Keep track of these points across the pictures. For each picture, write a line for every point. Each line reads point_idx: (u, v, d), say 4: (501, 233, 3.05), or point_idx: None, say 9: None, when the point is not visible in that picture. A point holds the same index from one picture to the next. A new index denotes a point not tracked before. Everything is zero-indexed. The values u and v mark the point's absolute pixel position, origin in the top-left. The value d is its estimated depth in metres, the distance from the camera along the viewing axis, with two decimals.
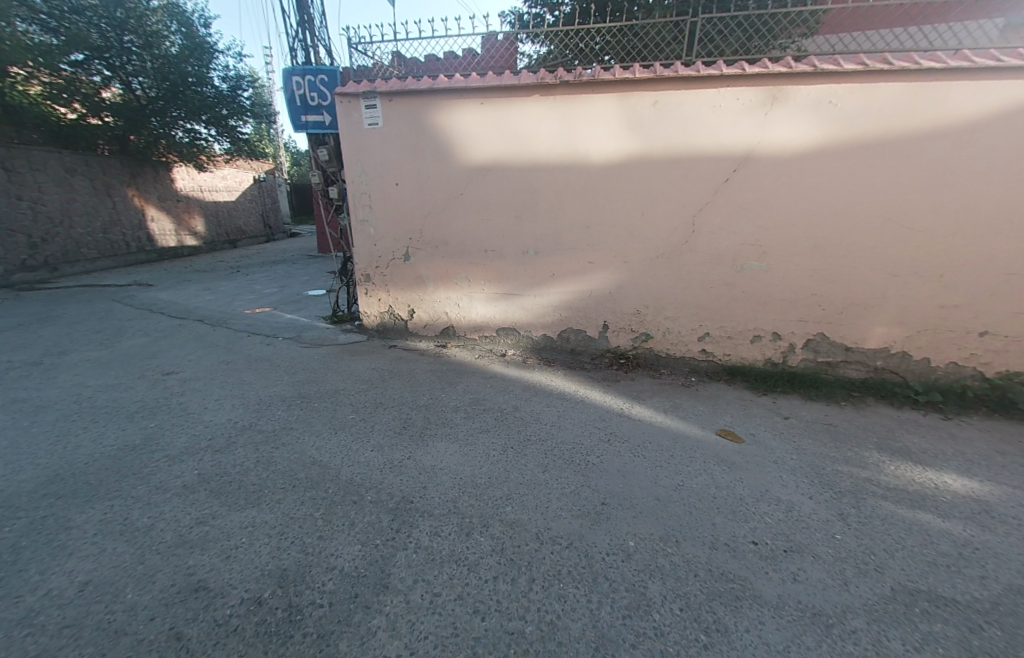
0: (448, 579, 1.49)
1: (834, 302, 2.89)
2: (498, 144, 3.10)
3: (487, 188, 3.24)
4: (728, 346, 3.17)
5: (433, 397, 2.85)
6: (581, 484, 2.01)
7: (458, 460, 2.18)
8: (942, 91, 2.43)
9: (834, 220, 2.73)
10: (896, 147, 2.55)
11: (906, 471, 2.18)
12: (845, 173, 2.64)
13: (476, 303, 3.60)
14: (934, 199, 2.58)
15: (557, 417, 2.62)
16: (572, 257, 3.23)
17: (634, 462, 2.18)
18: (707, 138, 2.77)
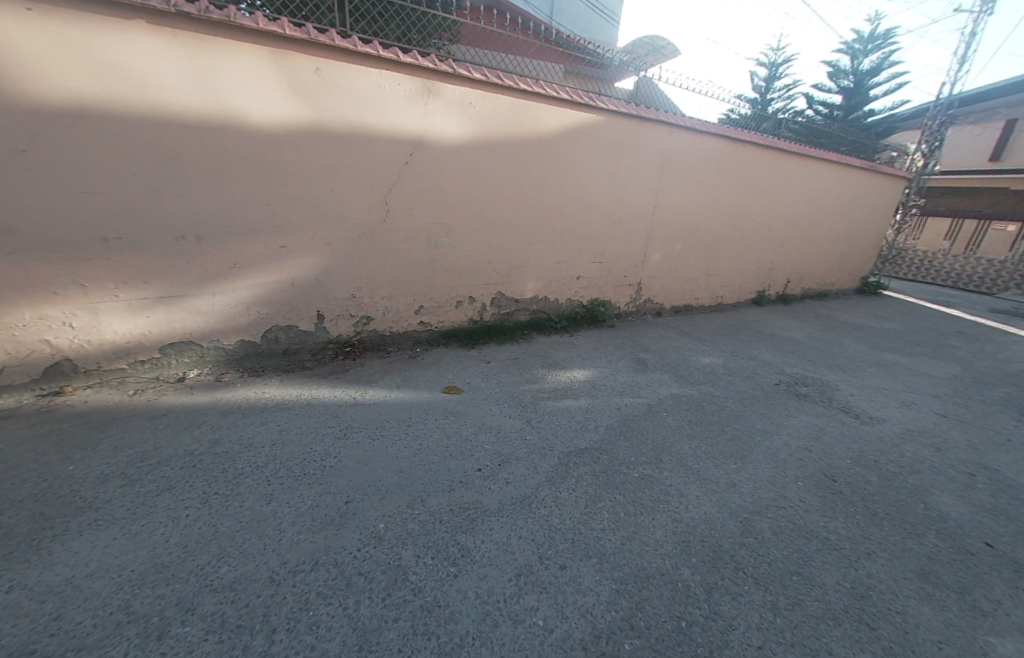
0: None
1: (504, 267, 3.75)
2: (76, 78, 2.07)
3: (77, 144, 2.16)
4: (440, 314, 3.58)
5: (44, 480, 1.80)
6: (318, 493, 1.83)
7: (121, 550, 1.50)
8: (534, 110, 3.42)
9: (491, 202, 3.47)
10: (516, 147, 3.45)
11: (557, 376, 3.20)
12: (491, 164, 3.37)
13: (106, 317, 2.45)
14: (543, 188, 3.70)
15: (277, 434, 2.23)
16: (254, 241, 2.69)
17: (373, 446, 2.18)
18: (381, 119, 2.84)
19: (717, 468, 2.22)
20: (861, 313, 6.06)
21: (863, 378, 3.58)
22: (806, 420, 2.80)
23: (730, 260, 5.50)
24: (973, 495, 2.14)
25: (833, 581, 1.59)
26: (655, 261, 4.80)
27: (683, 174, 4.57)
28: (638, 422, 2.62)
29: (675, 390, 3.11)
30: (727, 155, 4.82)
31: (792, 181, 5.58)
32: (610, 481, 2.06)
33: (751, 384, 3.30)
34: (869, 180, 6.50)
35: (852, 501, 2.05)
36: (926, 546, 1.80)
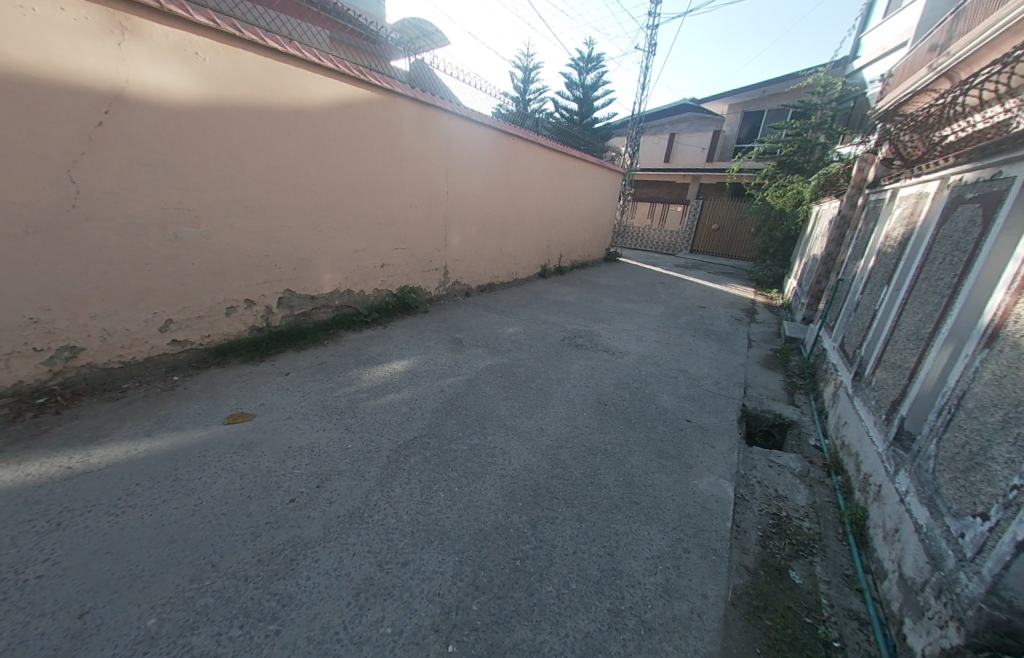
0: None
1: (286, 261, 3.26)
2: None
3: None
4: (204, 327, 2.85)
5: None
6: (18, 625, 1.21)
7: None
8: (292, 76, 2.95)
9: (252, 183, 2.89)
10: (277, 119, 2.93)
11: (373, 372, 3.01)
12: (243, 137, 2.77)
13: None
14: (321, 169, 3.30)
15: None
16: None
17: (118, 524, 1.57)
18: (26, 54, 1.91)
19: (529, 420, 2.57)
20: (610, 275, 7.98)
21: (616, 325, 4.76)
22: (585, 364, 3.53)
23: (518, 240, 6.29)
24: (678, 390, 3.18)
25: (613, 480, 2.10)
26: (455, 244, 5.03)
27: (468, 162, 4.87)
28: (460, 398, 2.75)
29: (489, 361, 3.39)
30: (502, 146, 5.38)
31: (553, 172, 6.71)
32: (441, 462, 2.11)
33: (546, 344, 3.92)
34: (602, 173, 8.46)
35: (616, 416, 2.73)
36: (660, 433, 2.57)
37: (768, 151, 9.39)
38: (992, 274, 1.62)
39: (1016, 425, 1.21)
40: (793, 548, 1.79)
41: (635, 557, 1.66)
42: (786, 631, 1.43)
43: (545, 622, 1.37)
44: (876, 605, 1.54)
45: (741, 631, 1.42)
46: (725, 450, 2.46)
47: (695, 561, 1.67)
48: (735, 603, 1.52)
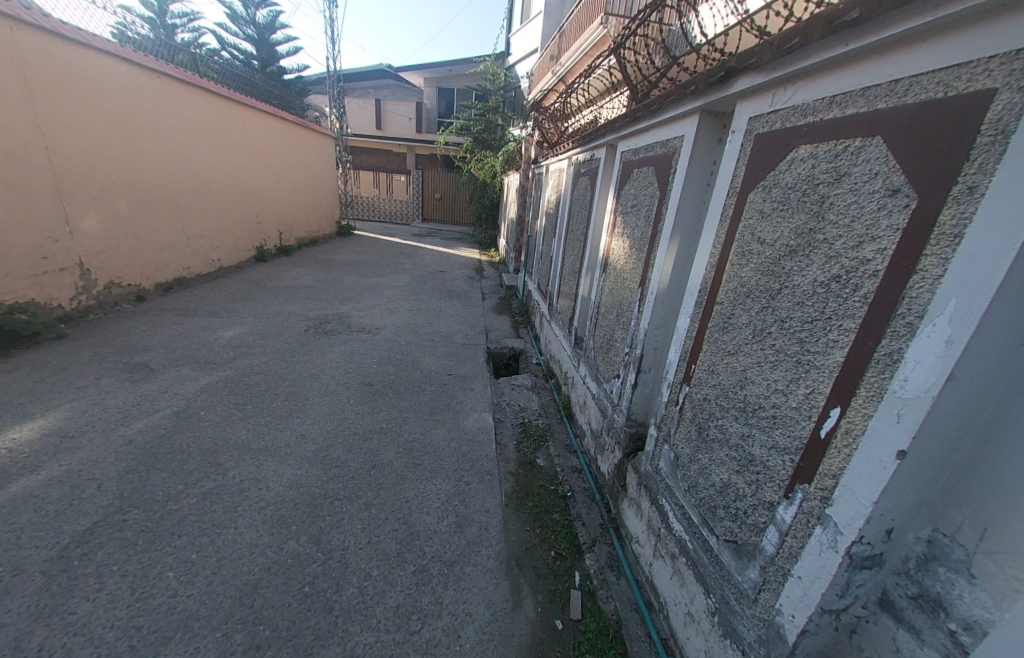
0: None
1: None
2: None
3: None
4: None
5: None
6: None
7: None
8: None
9: None
10: None
11: None
12: None
13: None
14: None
15: None
16: None
17: None
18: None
19: (282, 432, 2.18)
20: (346, 251, 7.45)
21: (364, 302, 4.55)
22: (338, 350, 3.25)
23: (210, 217, 4.86)
24: (436, 351, 3.44)
25: (393, 455, 2.11)
26: (93, 229, 3.39)
27: (81, 103, 3.24)
28: (169, 440, 2.01)
29: (206, 379, 2.60)
30: (144, 86, 3.83)
31: (240, 129, 5.40)
32: (161, 532, 1.53)
33: (284, 339, 3.33)
34: (309, 134, 7.45)
35: (383, 393, 2.69)
36: (427, 394, 2.73)
37: (464, 127, 10.69)
38: (599, 223, 2.48)
39: (621, 316, 1.96)
40: (536, 442, 2.36)
41: (427, 512, 1.77)
42: (542, 503, 1.90)
43: (354, 626, 1.29)
44: (583, 455, 2.25)
45: (515, 521, 1.79)
46: (480, 389, 2.88)
47: (476, 488, 1.95)
48: (508, 502, 1.89)
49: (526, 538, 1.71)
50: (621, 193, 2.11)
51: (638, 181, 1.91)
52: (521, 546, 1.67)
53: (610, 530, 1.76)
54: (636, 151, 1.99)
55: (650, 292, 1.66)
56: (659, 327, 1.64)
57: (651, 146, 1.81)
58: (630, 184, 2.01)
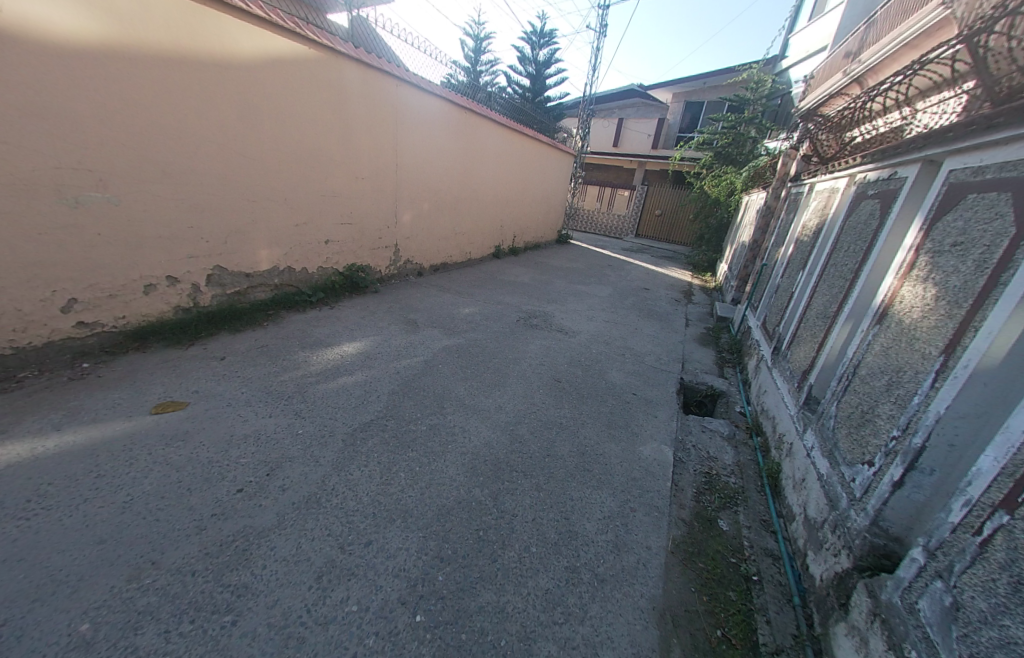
0: None
1: (218, 234, 2.97)
2: None
3: None
4: (120, 308, 2.54)
5: None
6: None
7: None
8: (208, 15, 2.57)
9: (153, 137, 2.47)
10: (195, 64, 2.57)
11: (322, 355, 2.86)
12: (148, 83, 2.39)
13: None
14: (241, 129, 2.92)
15: None
16: None
17: (30, 528, 1.41)
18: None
19: (486, 398, 2.62)
20: (561, 257, 8.16)
21: (567, 305, 4.91)
22: (539, 343, 3.63)
23: (472, 218, 6.18)
24: (626, 367, 3.40)
25: (568, 451, 2.23)
26: (406, 221, 4.84)
27: (419, 134, 4.65)
28: (417, 379, 2.72)
29: (446, 341, 3.37)
30: (455, 120, 5.18)
31: (507, 149, 6.62)
32: (402, 443, 2.10)
33: (501, 324, 3.96)
34: (555, 152, 8.46)
35: (570, 392, 2.86)
36: (610, 407, 2.75)
37: (705, 141, 9.96)
38: (883, 262, 1.90)
39: (895, 387, 1.47)
40: (722, 501, 2.05)
41: (588, 518, 1.80)
42: (716, 571, 1.65)
43: (509, 585, 1.46)
44: (786, 541, 1.81)
45: (679, 573, 1.62)
46: (666, 419, 2.69)
47: (641, 518, 1.85)
48: (674, 550, 1.72)
49: (689, 599, 1.52)
50: (935, 226, 1.56)
51: (973, 211, 1.38)
52: (680, 603, 1.50)
53: (807, 649, 1.38)
54: (978, 171, 1.43)
55: (962, 367, 1.19)
56: (965, 418, 1.16)
57: (1011, 165, 1.27)
58: (956, 214, 1.46)
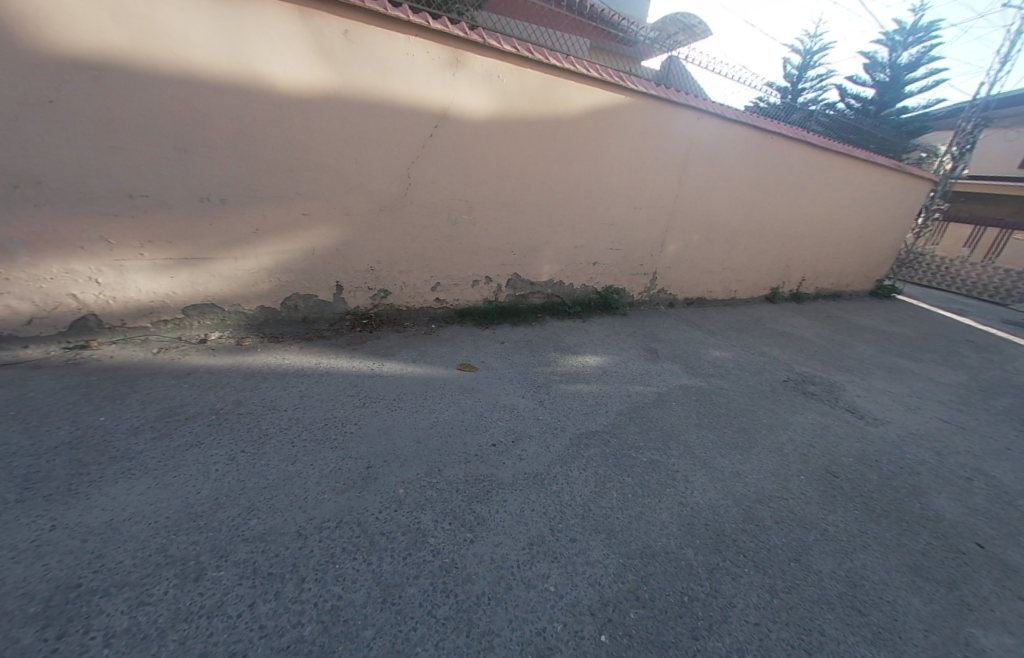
0: (176, 650, 1.13)
1: (521, 248, 3.81)
2: (112, 30, 2.13)
3: (111, 97, 2.22)
4: (456, 292, 3.66)
5: (80, 428, 1.91)
6: (341, 457, 1.92)
7: (157, 497, 1.60)
8: (558, 85, 3.37)
9: (501, 176, 3.42)
10: (540, 122, 3.41)
11: (570, 360, 3.24)
12: (509, 138, 3.33)
13: (133, 276, 2.55)
14: (557, 168, 3.64)
15: (298, 399, 2.33)
16: (277, 208, 2.75)
17: (391, 416, 2.27)
18: (396, 89, 2.83)
19: (723, 456, 2.29)
20: (874, 315, 6.04)
21: (871, 381, 3.61)
22: (812, 417, 2.84)
23: (748, 254, 5.45)
24: (971, 499, 2.20)
25: (830, 570, 1.67)
26: (672, 251, 4.78)
27: (708, 164, 4.49)
28: (648, 409, 2.68)
29: (686, 381, 3.15)
30: (755, 146, 4.71)
31: (818, 177, 5.47)
32: (620, 465, 2.12)
33: (760, 380, 3.34)
34: (897, 179, 6.34)
35: (850, 495, 2.12)
36: (924, 545, 1.86)
37: None
38: None
39: None
40: None
41: None
42: None
43: None
44: None
45: None
46: None
47: None
48: None
49: None
50: None
51: None
52: None
53: None
54: None
55: None
56: None
57: None
58: None
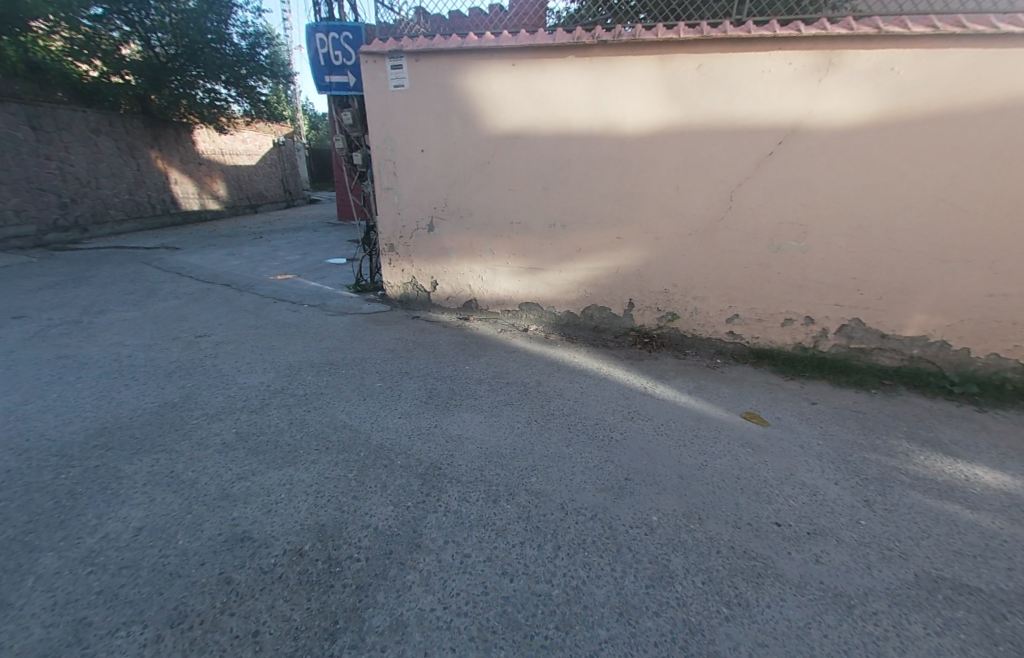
0: (476, 542, 1.55)
1: (874, 288, 2.82)
2: (531, 111, 3.10)
3: (518, 156, 3.25)
4: (757, 329, 3.16)
5: (458, 369, 2.95)
6: (605, 459, 2.06)
7: (485, 431, 2.25)
8: (1013, 56, 2.26)
9: (863, 194, 2.66)
10: (957, 116, 2.40)
11: (935, 461, 2.15)
12: (888, 146, 2.54)
13: (499, 276, 3.68)
14: (976, 178, 2.46)
15: (580, 394, 2.68)
16: (600, 231, 3.24)
17: (657, 440, 2.23)
18: (739, 112, 2.71)
19: None
20: None
21: None
22: None
23: None
24: None
25: None
26: None
27: None
28: None
29: None
30: None
31: None
32: None
33: None
34: None
35: None
36: None
37: None
38: None
39: None
40: None
41: None
42: None
43: None
44: None
45: None
46: None
47: None
48: None
49: None
50: None
51: None
52: None
53: None
54: None
55: None
56: None
57: None
58: None
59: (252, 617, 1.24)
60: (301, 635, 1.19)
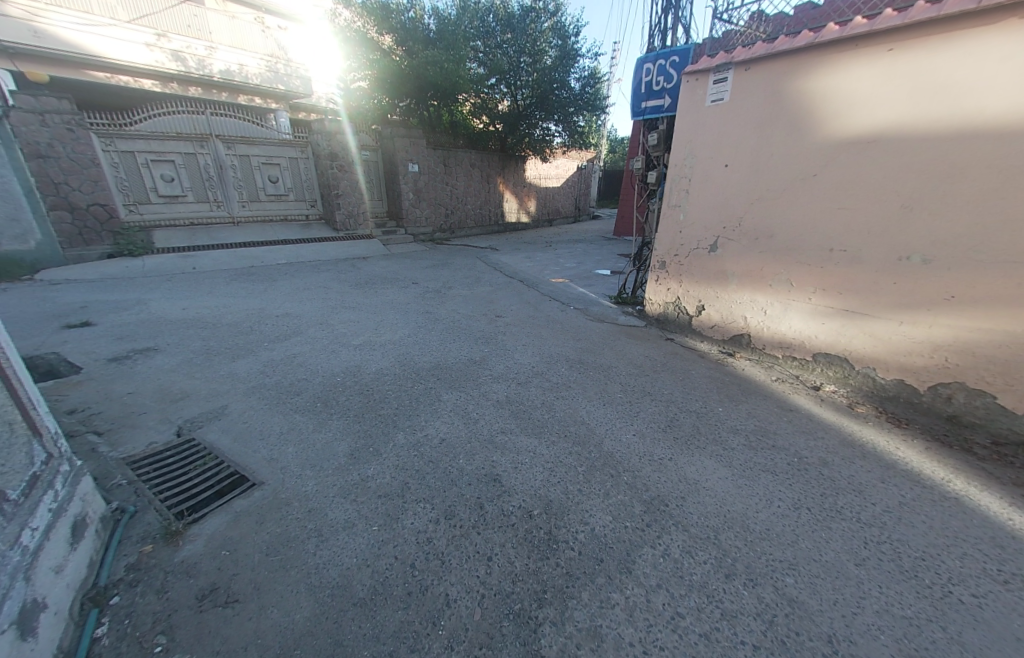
0: (694, 607, 1.36)
1: None
2: (905, 106, 2.33)
3: (865, 167, 2.52)
4: None
5: (708, 408, 2.63)
6: (927, 617, 1.35)
7: (730, 490, 1.91)
8: None
9: None
10: None
11: None
12: None
13: (792, 313, 3.02)
14: None
15: (895, 504, 1.85)
16: (1004, 274, 2.10)
17: None
18: None
19: None
20: None
21: None
22: None
23: None
24: None
25: None
26: None
27: None
28: None
29: None
30: None
31: None
32: None
33: None
34: None
35: None
36: None
37: None
38: None
39: None
40: None
41: None
42: None
43: None
44: None
45: None
46: None
47: None
48: None
49: None
50: None
51: None
52: None
53: None
54: None
55: None
56: None
57: None
58: None
59: (488, 545, 1.55)
60: (517, 584, 1.40)
